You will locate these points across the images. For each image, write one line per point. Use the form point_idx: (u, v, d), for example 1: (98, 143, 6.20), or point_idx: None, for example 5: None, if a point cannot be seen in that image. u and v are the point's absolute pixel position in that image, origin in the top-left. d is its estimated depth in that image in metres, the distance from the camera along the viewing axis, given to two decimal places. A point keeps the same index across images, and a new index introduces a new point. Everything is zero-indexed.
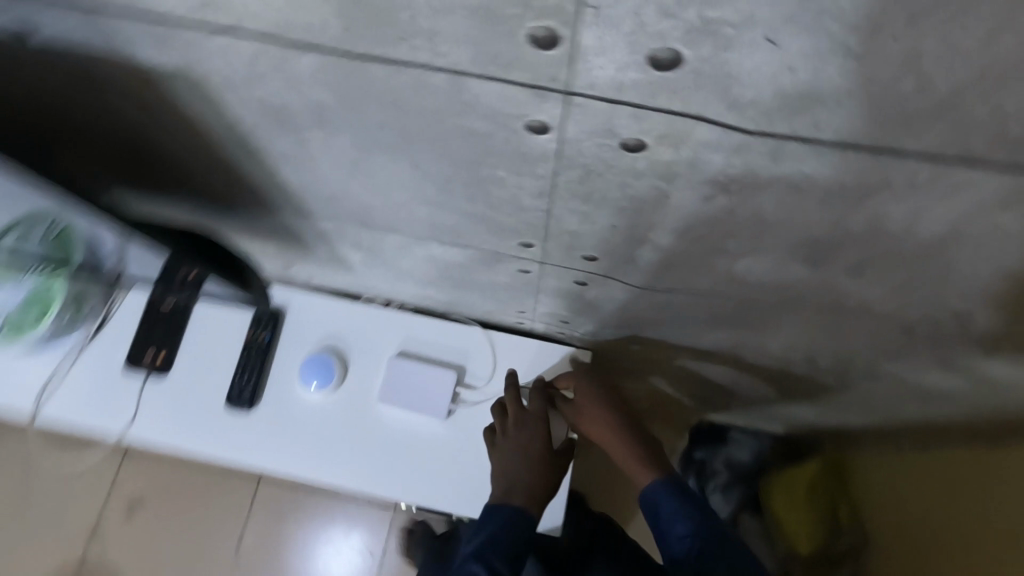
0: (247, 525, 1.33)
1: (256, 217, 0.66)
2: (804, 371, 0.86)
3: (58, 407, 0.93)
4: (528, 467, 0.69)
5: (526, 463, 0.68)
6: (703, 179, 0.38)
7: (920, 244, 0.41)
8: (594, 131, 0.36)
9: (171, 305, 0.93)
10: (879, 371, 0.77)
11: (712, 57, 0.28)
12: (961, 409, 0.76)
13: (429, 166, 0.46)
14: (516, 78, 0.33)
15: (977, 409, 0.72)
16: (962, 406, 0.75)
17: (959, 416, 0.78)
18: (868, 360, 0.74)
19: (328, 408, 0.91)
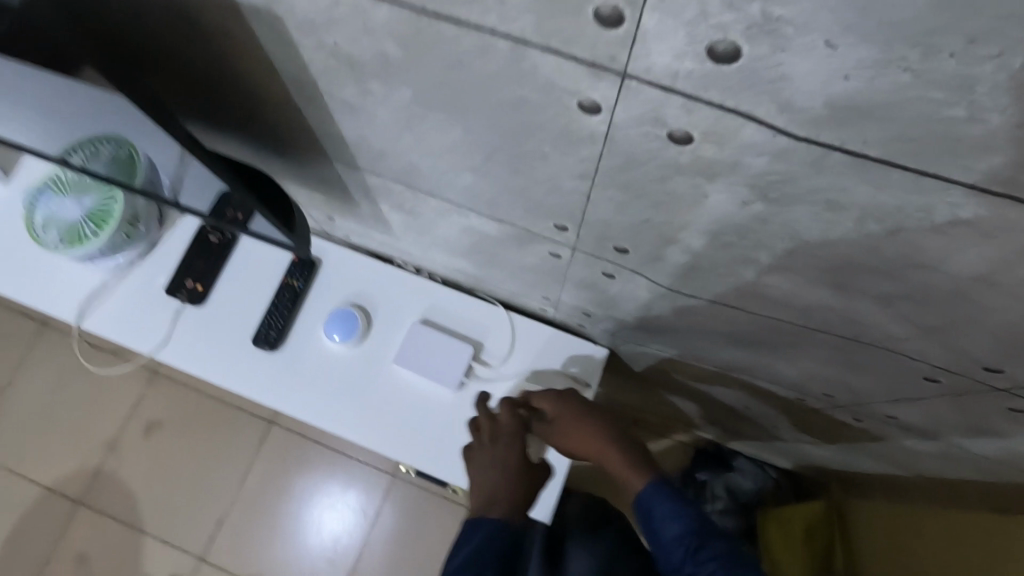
0: (253, 466, 1.38)
1: (308, 165, 0.69)
2: (822, 406, 0.84)
3: (98, 320, 0.98)
4: (506, 480, 0.73)
5: (503, 476, 0.72)
6: (742, 181, 0.38)
7: (956, 283, 0.41)
8: (645, 116, 0.36)
9: (219, 238, 0.99)
10: (900, 420, 0.76)
11: (768, 57, 0.28)
12: (984, 473, 0.73)
13: (479, 131, 0.47)
14: (574, 54, 0.34)
15: (1002, 475, 0.70)
16: (985, 469, 0.73)
17: (979, 479, 0.76)
18: (889, 404, 0.72)
19: (347, 361, 0.95)
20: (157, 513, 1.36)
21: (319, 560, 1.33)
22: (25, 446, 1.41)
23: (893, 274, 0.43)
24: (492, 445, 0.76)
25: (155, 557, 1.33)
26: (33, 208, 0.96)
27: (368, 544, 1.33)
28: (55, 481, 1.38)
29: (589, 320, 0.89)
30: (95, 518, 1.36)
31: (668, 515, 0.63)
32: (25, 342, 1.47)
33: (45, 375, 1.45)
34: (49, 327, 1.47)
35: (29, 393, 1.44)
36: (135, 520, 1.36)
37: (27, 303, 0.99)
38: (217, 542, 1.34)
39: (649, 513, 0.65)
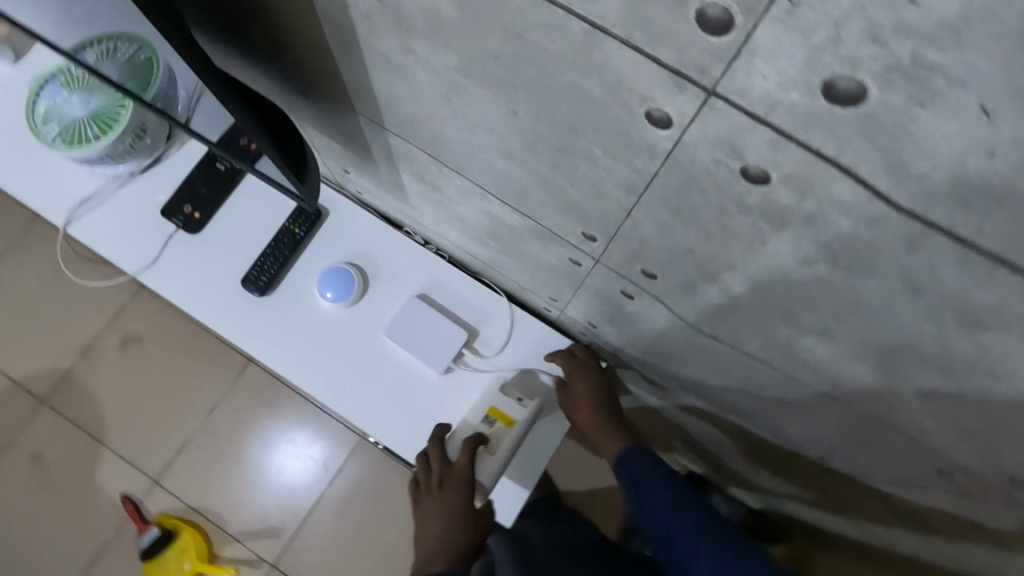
0: (220, 402, 1.35)
1: (332, 112, 0.64)
2: (812, 468, 0.81)
3: (88, 229, 0.93)
4: (449, 530, 0.78)
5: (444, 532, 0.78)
6: (813, 237, 0.33)
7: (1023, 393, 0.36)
8: (722, 142, 0.31)
9: (227, 167, 0.94)
10: (894, 502, 0.72)
11: (899, 109, 0.23)
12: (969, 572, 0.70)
13: (525, 118, 0.42)
14: (659, 56, 0.28)
15: None
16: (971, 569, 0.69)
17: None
18: (887, 482, 0.69)
19: (335, 322, 0.90)
20: (119, 427, 1.33)
21: (273, 505, 1.30)
22: None
23: (949, 368, 0.38)
24: (438, 491, 0.80)
25: (111, 470, 1.31)
26: (37, 100, 0.90)
27: (324, 500, 1.31)
28: (22, 377, 1.35)
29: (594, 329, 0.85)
30: (56, 421, 1.34)
31: (655, 482, 0.70)
32: (15, 231, 1.43)
33: (28, 270, 1.40)
34: (40, 221, 1.43)
35: (10, 284, 1.40)
36: (96, 431, 1.33)
37: (17, 196, 0.94)
38: (174, 468, 1.32)
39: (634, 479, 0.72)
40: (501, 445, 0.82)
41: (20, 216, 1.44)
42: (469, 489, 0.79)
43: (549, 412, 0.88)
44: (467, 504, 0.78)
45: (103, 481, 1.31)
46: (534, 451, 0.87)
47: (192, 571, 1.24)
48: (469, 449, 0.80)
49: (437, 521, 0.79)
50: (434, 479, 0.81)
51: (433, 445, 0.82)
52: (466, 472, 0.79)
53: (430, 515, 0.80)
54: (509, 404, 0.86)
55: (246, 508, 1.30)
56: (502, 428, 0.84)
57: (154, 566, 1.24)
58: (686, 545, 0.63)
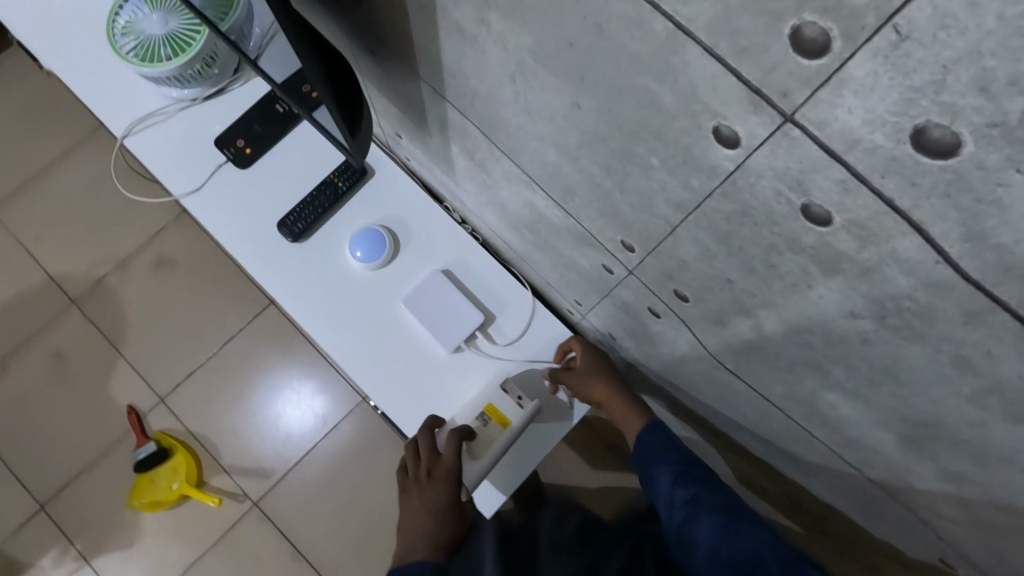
0: (235, 337, 1.38)
1: (396, 74, 0.64)
2: (817, 514, 0.78)
3: (143, 145, 0.96)
4: (430, 525, 0.75)
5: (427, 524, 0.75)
6: (865, 291, 0.32)
7: None
8: (790, 174, 0.29)
9: (285, 110, 0.96)
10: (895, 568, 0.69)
11: (992, 171, 0.21)
12: None
13: (587, 113, 0.40)
14: (741, 71, 0.27)
15: None
16: None
17: None
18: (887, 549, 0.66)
19: (358, 282, 0.91)
20: (138, 340, 1.38)
21: (267, 446, 1.33)
22: (43, 231, 1.43)
23: (980, 456, 0.36)
24: (425, 483, 0.77)
25: (123, 380, 1.36)
26: (119, 12, 0.91)
27: (317, 450, 1.33)
28: (58, 275, 1.40)
29: (613, 340, 0.83)
30: (82, 323, 1.38)
31: (657, 447, 0.68)
32: (77, 135, 1.48)
33: (82, 177, 1.45)
34: (103, 129, 1.48)
35: (63, 185, 1.45)
36: (116, 339, 1.37)
37: (83, 102, 0.96)
38: (182, 389, 1.35)
39: (644, 445, 0.69)
40: (489, 445, 0.81)
41: (85, 122, 1.49)
42: (456, 484, 0.77)
43: (550, 413, 0.87)
44: (452, 500, 0.76)
45: (113, 389, 1.35)
46: (525, 450, 0.85)
47: (179, 492, 1.27)
48: (457, 442, 0.78)
49: (420, 516, 0.76)
50: (423, 469, 0.78)
51: (422, 436, 0.80)
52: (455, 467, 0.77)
53: (414, 508, 0.77)
54: (506, 402, 0.84)
55: (241, 443, 1.33)
56: (495, 429, 0.83)
57: (145, 481, 1.28)
58: (686, 504, 0.62)
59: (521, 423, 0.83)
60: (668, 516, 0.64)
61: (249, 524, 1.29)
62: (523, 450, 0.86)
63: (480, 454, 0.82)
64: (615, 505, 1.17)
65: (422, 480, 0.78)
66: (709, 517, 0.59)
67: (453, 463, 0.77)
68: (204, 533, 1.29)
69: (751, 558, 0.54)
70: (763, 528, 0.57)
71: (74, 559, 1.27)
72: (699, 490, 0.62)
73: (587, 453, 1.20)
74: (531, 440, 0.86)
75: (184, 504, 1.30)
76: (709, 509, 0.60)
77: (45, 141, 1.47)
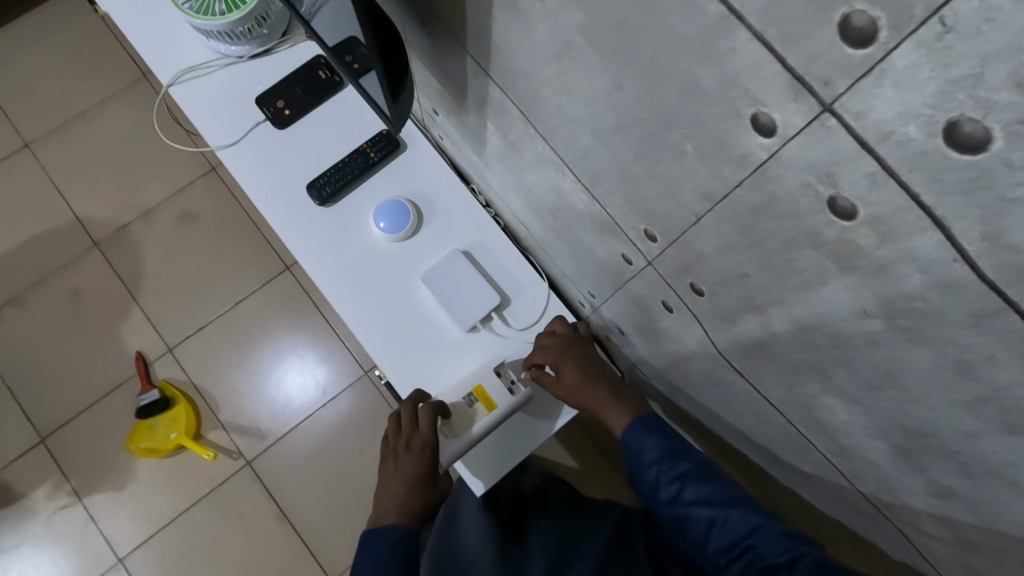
0: (250, 296, 1.40)
1: (443, 48, 0.65)
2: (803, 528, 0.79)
3: (187, 95, 0.99)
4: (403, 494, 0.77)
5: (401, 492, 0.77)
6: (878, 289, 0.32)
7: None
8: (822, 162, 0.30)
9: (327, 77, 0.98)
10: None
11: (1017, 167, 0.22)
12: None
13: (627, 98, 0.42)
14: (786, 58, 0.28)
15: None
16: None
17: None
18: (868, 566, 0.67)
19: (379, 250, 0.93)
20: (154, 290, 1.41)
21: (265, 409, 1.35)
22: (75, 172, 1.47)
23: (970, 471, 0.37)
24: (402, 453, 0.80)
25: (135, 325, 1.39)
26: None
27: (314, 418, 1.35)
28: (85, 218, 1.44)
29: (620, 336, 0.84)
30: (102, 266, 1.41)
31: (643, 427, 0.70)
32: (119, 84, 1.51)
33: (119, 126, 1.49)
34: (145, 81, 1.52)
35: (100, 131, 1.48)
36: (132, 285, 1.41)
37: (138, 50, 1.00)
38: (191, 341, 1.38)
39: (638, 448, 0.69)
40: (470, 425, 0.83)
41: (129, 72, 1.52)
42: (431, 456, 0.80)
43: (536, 411, 0.90)
44: (429, 469, 0.79)
45: (125, 334, 1.38)
46: (507, 442, 0.89)
47: (176, 442, 1.30)
48: (433, 416, 0.80)
49: (397, 485, 0.78)
50: (401, 440, 0.80)
51: (406, 408, 0.82)
52: (432, 440, 0.80)
53: (390, 476, 0.80)
54: (494, 384, 0.85)
55: (241, 402, 1.35)
56: (480, 410, 0.84)
57: (144, 427, 1.31)
58: (674, 497, 0.64)
59: (506, 409, 0.85)
60: (659, 499, 0.66)
61: (240, 482, 1.31)
62: (506, 440, 0.89)
63: (459, 433, 0.83)
64: (602, 493, 1.19)
65: (399, 450, 0.80)
66: (698, 512, 0.61)
67: (429, 435, 0.80)
68: (195, 485, 1.31)
69: (738, 544, 0.58)
70: (740, 508, 0.60)
71: (67, 494, 1.30)
72: (689, 483, 0.63)
73: (577, 453, 1.21)
74: (514, 432, 0.89)
75: (179, 454, 1.32)
76: (693, 498, 0.62)
77: (87, 85, 1.51)
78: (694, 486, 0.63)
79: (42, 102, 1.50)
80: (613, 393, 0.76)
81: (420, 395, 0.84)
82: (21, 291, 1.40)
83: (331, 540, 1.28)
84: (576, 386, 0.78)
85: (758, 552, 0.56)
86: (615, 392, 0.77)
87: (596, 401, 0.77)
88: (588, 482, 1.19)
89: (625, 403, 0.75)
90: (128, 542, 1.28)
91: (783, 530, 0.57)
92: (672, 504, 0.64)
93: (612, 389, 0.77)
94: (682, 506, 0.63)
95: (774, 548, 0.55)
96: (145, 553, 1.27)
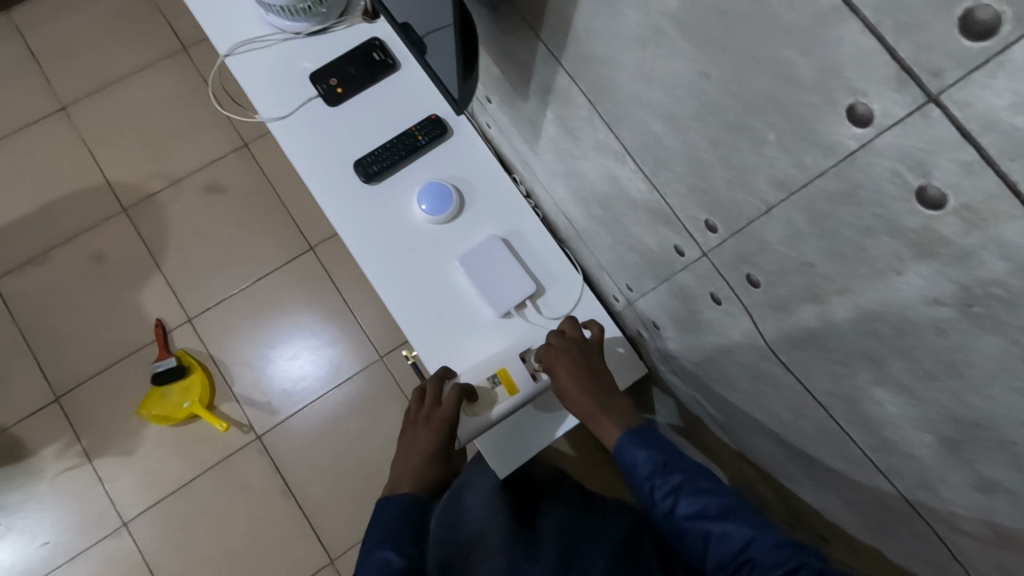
0: (272, 271, 1.42)
1: (511, 33, 0.67)
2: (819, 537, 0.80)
3: (242, 66, 1.01)
4: (417, 465, 0.77)
5: (415, 463, 0.77)
6: (956, 277, 0.35)
7: None
8: (919, 151, 0.33)
9: (380, 59, 1.00)
10: None
11: None
12: None
13: (712, 87, 0.44)
14: (897, 48, 0.31)
15: None
16: None
17: None
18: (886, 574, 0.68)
19: (419, 230, 0.95)
20: (178, 259, 1.42)
21: (277, 385, 1.37)
22: (108, 136, 1.48)
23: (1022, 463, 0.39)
24: (419, 425, 0.81)
25: (156, 292, 1.40)
26: None
27: (326, 398, 1.36)
28: (115, 183, 1.45)
29: (652, 330, 0.86)
30: (129, 231, 1.43)
31: (633, 440, 0.70)
32: (159, 54, 1.53)
33: (155, 95, 1.51)
34: (184, 54, 1.53)
35: (136, 98, 1.50)
36: (156, 253, 1.42)
37: (197, 19, 1.03)
38: (210, 313, 1.39)
39: (630, 462, 0.69)
40: (491, 406, 0.86)
41: (170, 42, 1.54)
42: (449, 433, 0.80)
43: (551, 403, 0.92)
44: (445, 446, 0.79)
45: (147, 299, 1.40)
46: (520, 431, 0.92)
47: (189, 411, 1.31)
48: (459, 397, 0.82)
49: (414, 457, 0.78)
50: (422, 413, 0.81)
51: (431, 384, 0.84)
52: (454, 417, 0.81)
53: (406, 447, 0.79)
54: (518, 370, 0.88)
55: (254, 375, 1.37)
56: (503, 392, 0.87)
57: (157, 394, 1.32)
58: (669, 512, 0.63)
59: (528, 394, 0.87)
60: (657, 513, 0.65)
61: (248, 455, 1.32)
62: (518, 430, 0.92)
63: (479, 412, 0.86)
64: (606, 490, 1.20)
65: (417, 422, 0.81)
66: (693, 526, 0.61)
67: (450, 412, 0.81)
68: (203, 454, 1.32)
69: (735, 556, 0.56)
70: (732, 521, 0.58)
71: (76, 454, 1.31)
72: (682, 496, 0.63)
73: (578, 446, 1.22)
74: (527, 422, 0.92)
75: (191, 423, 1.34)
76: (688, 513, 0.62)
77: (128, 53, 1.53)
78: (688, 500, 0.63)
79: (82, 66, 1.52)
80: (601, 402, 0.75)
81: (447, 372, 0.86)
82: (45, 249, 1.41)
83: (334, 521, 1.29)
84: (567, 391, 0.77)
85: (756, 564, 0.54)
86: (603, 401, 0.75)
87: (585, 410, 0.76)
88: (594, 479, 1.21)
89: (612, 413, 0.74)
90: (132, 507, 1.29)
91: (781, 537, 0.55)
92: (669, 519, 0.63)
93: (601, 397, 0.75)
94: (677, 520, 0.62)
95: (771, 558, 0.53)
96: (148, 519, 1.28)
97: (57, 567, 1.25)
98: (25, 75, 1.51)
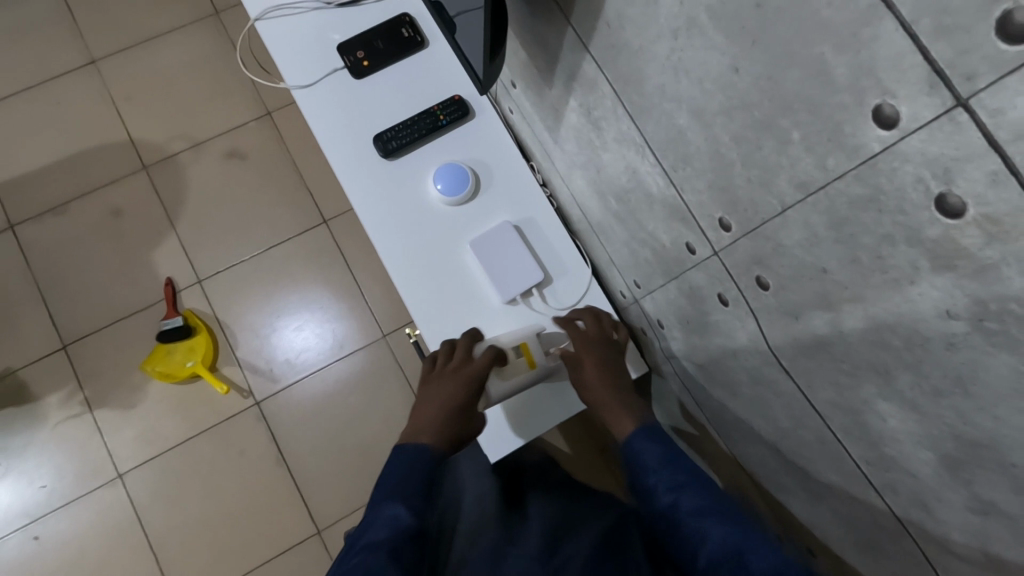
0: (286, 241, 1.43)
1: (543, 17, 0.67)
2: None
3: (271, 32, 1.01)
4: (441, 417, 0.75)
5: (439, 412, 0.75)
6: (972, 290, 0.34)
7: None
8: (947, 156, 0.32)
9: (409, 35, 1.00)
10: None
11: None
12: None
13: (743, 83, 0.44)
14: (930, 49, 0.30)
15: None
16: None
17: None
18: None
19: (432, 209, 0.95)
20: (194, 221, 1.43)
21: (280, 354, 1.37)
22: (135, 93, 1.49)
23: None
24: (448, 376, 0.78)
25: (169, 252, 1.41)
26: None
27: (326, 370, 1.37)
28: (138, 140, 1.46)
29: (657, 329, 0.85)
30: (148, 188, 1.44)
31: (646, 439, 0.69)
32: (192, 16, 1.54)
33: (184, 56, 1.51)
34: (215, 19, 1.54)
35: (166, 57, 1.51)
36: (173, 212, 1.43)
37: None
38: (221, 277, 1.40)
39: (639, 457, 0.68)
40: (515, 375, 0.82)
41: (204, 6, 1.55)
42: (476, 392, 0.77)
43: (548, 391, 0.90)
44: (470, 403, 0.76)
45: (159, 257, 1.41)
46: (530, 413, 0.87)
47: (191, 370, 1.32)
48: (493, 357, 0.79)
49: (438, 408, 0.76)
50: (453, 364, 0.79)
51: (464, 339, 0.82)
52: (485, 374, 0.78)
53: (432, 396, 0.77)
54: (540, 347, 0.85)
55: (258, 342, 1.38)
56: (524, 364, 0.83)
57: (162, 351, 1.33)
58: (670, 505, 0.62)
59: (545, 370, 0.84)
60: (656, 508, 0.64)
61: (245, 420, 1.33)
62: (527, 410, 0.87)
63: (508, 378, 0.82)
64: (595, 481, 1.20)
65: (446, 374, 0.79)
66: (692, 522, 0.59)
67: (482, 369, 0.78)
68: (203, 414, 1.34)
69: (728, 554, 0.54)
70: (727, 525, 0.57)
71: (79, 404, 1.33)
72: (686, 494, 0.62)
73: (568, 436, 1.22)
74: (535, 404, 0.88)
75: (192, 382, 1.35)
76: (691, 508, 0.60)
77: (162, 12, 1.54)
78: (691, 497, 0.62)
79: (115, 20, 1.53)
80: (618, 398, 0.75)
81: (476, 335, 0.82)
82: (66, 200, 1.43)
83: (325, 493, 1.30)
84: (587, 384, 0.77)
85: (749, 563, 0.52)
86: (621, 396, 0.75)
87: (600, 403, 0.76)
88: (584, 471, 1.20)
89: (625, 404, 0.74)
90: (129, 460, 1.31)
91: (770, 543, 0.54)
92: (668, 512, 0.62)
93: (618, 394, 0.76)
94: (679, 515, 0.61)
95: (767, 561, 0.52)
96: (143, 474, 1.30)
97: (52, 511, 1.28)
98: (57, 25, 1.52)
